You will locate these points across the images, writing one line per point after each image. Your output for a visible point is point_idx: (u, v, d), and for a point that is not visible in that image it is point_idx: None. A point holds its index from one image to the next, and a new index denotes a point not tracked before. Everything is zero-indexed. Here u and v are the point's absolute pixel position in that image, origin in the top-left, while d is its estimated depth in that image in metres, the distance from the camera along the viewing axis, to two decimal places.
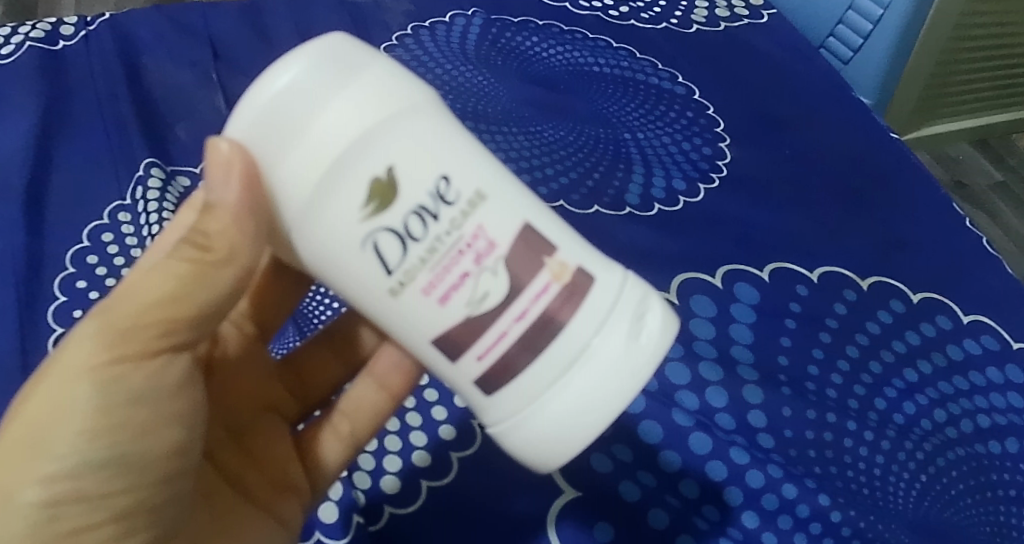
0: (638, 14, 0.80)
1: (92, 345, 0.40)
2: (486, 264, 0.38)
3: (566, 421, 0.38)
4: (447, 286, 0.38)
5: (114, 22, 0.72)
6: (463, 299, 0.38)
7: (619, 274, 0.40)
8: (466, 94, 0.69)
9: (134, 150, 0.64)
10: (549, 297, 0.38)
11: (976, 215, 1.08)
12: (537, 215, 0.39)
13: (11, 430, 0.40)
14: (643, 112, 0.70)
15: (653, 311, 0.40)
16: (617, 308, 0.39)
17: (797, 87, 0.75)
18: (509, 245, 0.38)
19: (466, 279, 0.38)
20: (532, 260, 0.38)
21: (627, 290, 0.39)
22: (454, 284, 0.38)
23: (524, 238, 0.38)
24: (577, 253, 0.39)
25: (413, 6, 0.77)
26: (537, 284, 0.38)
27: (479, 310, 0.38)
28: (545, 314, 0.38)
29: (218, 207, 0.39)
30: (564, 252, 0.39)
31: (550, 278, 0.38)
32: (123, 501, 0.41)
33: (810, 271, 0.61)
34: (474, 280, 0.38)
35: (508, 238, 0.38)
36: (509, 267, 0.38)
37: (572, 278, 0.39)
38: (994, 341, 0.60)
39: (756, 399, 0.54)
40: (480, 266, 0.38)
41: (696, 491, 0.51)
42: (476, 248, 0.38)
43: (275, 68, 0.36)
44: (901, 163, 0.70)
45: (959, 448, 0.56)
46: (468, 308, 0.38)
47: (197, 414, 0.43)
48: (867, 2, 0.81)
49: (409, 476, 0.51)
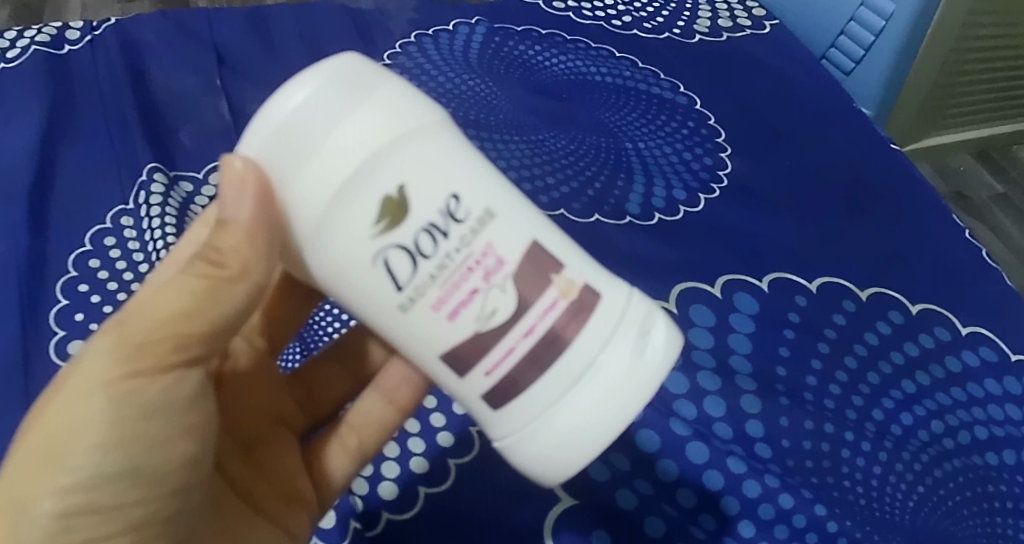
0: (640, 24, 0.80)
1: (108, 360, 0.40)
2: (495, 281, 0.38)
3: (572, 436, 0.39)
4: (456, 302, 0.38)
5: (119, 26, 0.73)
6: (472, 315, 0.38)
7: (625, 291, 0.40)
8: (468, 102, 0.69)
9: (138, 155, 0.64)
10: (556, 314, 0.39)
11: (977, 226, 1.09)
12: (544, 232, 0.39)
13: (26, 441, 0.41)
14: (644, 122, 0.71)
15: (658, 327, 0.40)
16: (622, 325, 0.39)
17: (798, 98, 0.75)
18: (518, 262, 0.38)
19: (475, 295, 0.38)
20: (540, 277, 0.39)
21: (633, 307, 0.40)
22: (464, 300, 0.38)
23: (532, 255, 0.39)
24: (584, 270, 0.40)
25: (418, 15, 0.77)
26: (545, 300, 0.39)
27: (488, 325, 0.38)
28: (552, 330, 0.39)
29: (231, 224, 0.39)
30: (571, 270, 0.39)
31: (557, 294, 0.39)
32: (138, 512, 0.42)
33: (810, 282, 0.62)
34: (483, 296, 0.38)
35: (517, 255, 0.38)
36: (516, 283, 0.38)
37: (579, 295, 0.39)
38: (993, 353, 0.61)
39: (754, 409, 0.54)
40: (488, 283, 0.38)
41: (694, 501, 0.52)
42: (485, 265, 0.38)
43: (289, 86, 0.37)
44: (903, 175, 0.70)
45: (956, 460, 0.56)
46: (476, 324, 0.38)
47: (208, 427, 0.44)
48: (869, 14, 0.81)
49: (407, 483, 0.52)
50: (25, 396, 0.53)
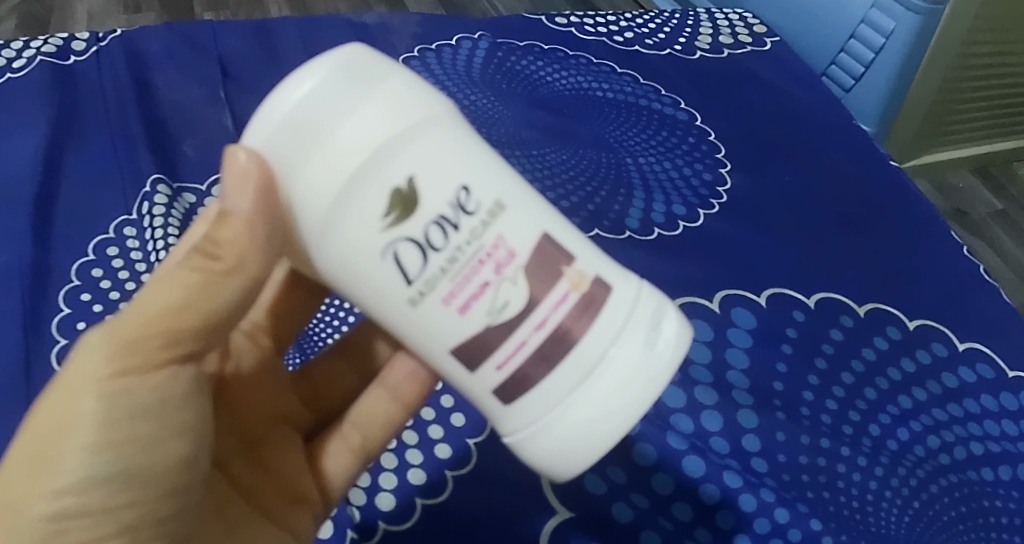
0: (643, 40, 0.81)
1: (98, 358, 0.40)
2: (507, 274, 0.38)
3: (583, 429, 0.39)
4: (467, 295, 0.38)
5: (125, 38, 0.73)
6: (484, 309, 0.38)
7: (634, 284, 0.40)
8: (470, 115, 0.70)
9: (142, 166, 0.65)
10: (567, 306, 0.39)
11: (976, 243, 1.09)
12: (554, 226, 0.40)
13: (22, 443, 0.41)
14: (645, 137, 0.71)
15: (668, 320, 0.40)
16: (633, 317, 0.39)
17: (797, 115, 0.76)
18: (529, 255, 0.39)
19: (486, 288, 0.38)
20: (551, 271, 0.39)
21: (642, 300, 0.40)
22: (474, 294, 0.38)
23: (543, 249, 0.39)
24: (595, 263, 0.40)
25: (421, 29, 0.78)
26: (556, 293, 0.39)
27: (499, 320, 0.39)
28: (563, 324, 0.39)
29: (231, 216, 0.40)
30: (582, 262, 0.40)
31: (568, 287, 0.39)
32: (128, 515, 0.41)
33: (808, 297, 0.62)
34: (494, 289, 0.38)
35: (528, 248, 0.39)
36: (528, 276, 0.39)
37: (589, 288, 0.39)
38: (989, 370, 0.61)
39: (751, 423, 0.55)
40: (500, 276, 0.38)
41: (690, 514, 0.52)
42: (496, 257, 0.38)
43: (293, 79, 0.37)
44: (900, 191, 0.71)
45: (952, 475, 0.56)
46: (488, 317, 0.39)
47: (204, 426, 0.44)
48: (868, 31, 0.84)
49: (405, 494, 0.52)
50: (26, 404, 0.53)
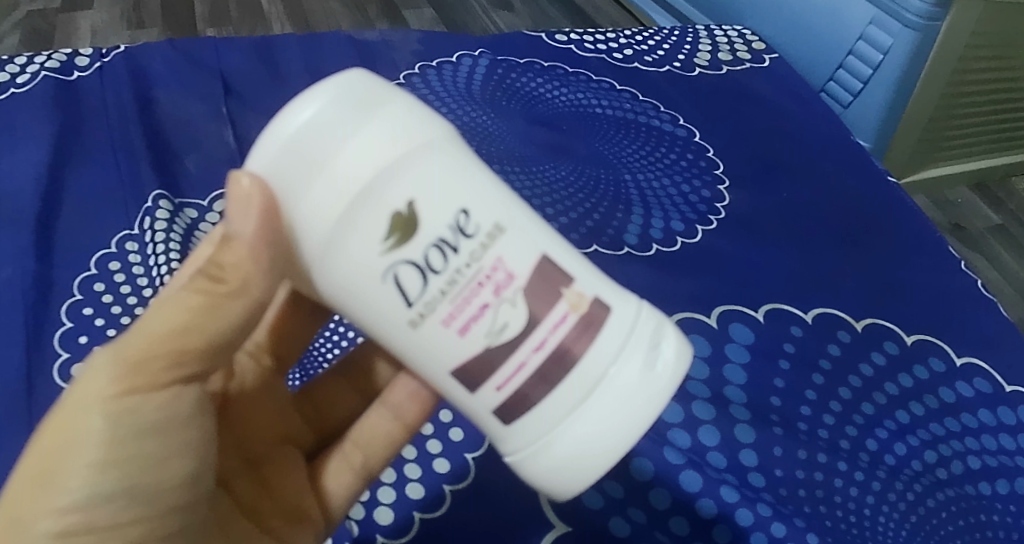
0: (642, 57, 0.82)
1: (102, 378, 0.41)
2: (506, 295, 0.39)
3: (583, 449, 0.39)
4: (467, 317, 0.39)
5: (129, 55, 0.74)
6: (483, 330, 0.39)
7: (635, 304, 0.41)
8: (470, 132, 0.70)
9: (144, 181, 0.65)
10: (566, 328, 0.39)
11: (973, 258, 1.08)
12: (553, 247, 0.40)
13: (25, 463, 0.41)
14: (644, 154, 0.72)
15: (668, 340, 0.41)
16: (632, 338, 0.40)
17: (794, 131, 0.76)
18: (528, 276, 0.39)
19: (485, 310, 0.39)
20: (551, 291, 0.39)
21: (642, 320, 0.41)
22: (474, 315, 0.39)
23: (543, 269, 0.39)
24: (594, 284, 0.40)
25: (421, 47, 0.79)
26: (556, 314, 0.39)
27: (499, 341, 0.39)
28: (563, 344, 0.39)
29: (234, 240, 0.40)
30: (581, 283, 0.40)
31: (567, 308, 0.39)
32: (133, 532, 0.42)
33: (805, 312, 0.62)
34: (493, 311, 0.39)
35: (528, 269, 0.39)
36: (527, 298, 0.39)
37: (589, 308, 0.40)
38: (986, 384, 0.61)
39: (749, 439, 0.55)
40: (499, 298, 0.39)
41: (686, 529, 0.53)
42: (495, 279, 0.39)
43: (297, 104, 0.38)
44: (897, 207, 0.71)
45: (949, 490, 0.56)
46: (487, 339, 0.39)
47: (208, 447, 0.44)
48: (866, 48, 0.86)
49: (404, 509, 0.52)
50: (28, 420, 0.53)
